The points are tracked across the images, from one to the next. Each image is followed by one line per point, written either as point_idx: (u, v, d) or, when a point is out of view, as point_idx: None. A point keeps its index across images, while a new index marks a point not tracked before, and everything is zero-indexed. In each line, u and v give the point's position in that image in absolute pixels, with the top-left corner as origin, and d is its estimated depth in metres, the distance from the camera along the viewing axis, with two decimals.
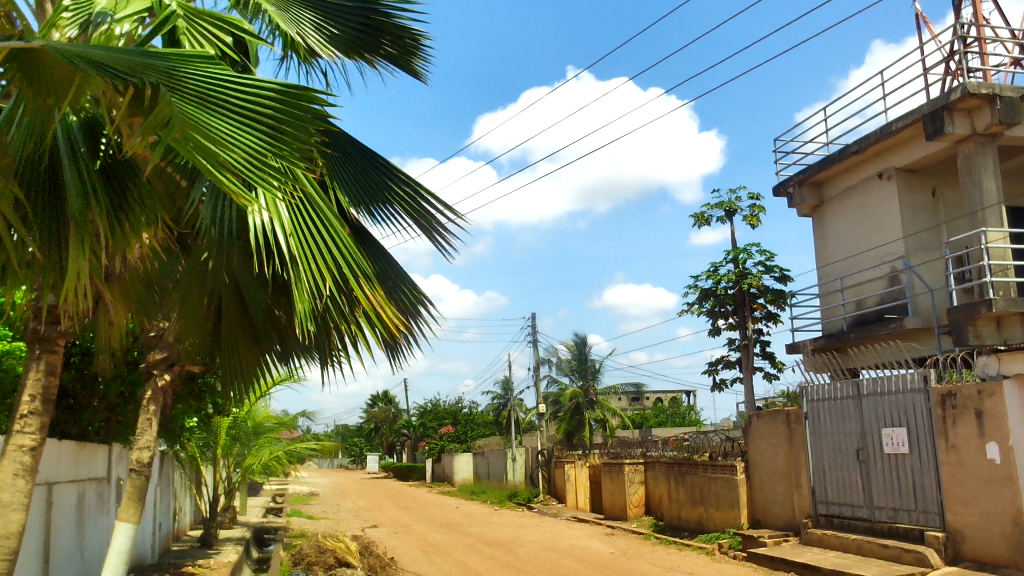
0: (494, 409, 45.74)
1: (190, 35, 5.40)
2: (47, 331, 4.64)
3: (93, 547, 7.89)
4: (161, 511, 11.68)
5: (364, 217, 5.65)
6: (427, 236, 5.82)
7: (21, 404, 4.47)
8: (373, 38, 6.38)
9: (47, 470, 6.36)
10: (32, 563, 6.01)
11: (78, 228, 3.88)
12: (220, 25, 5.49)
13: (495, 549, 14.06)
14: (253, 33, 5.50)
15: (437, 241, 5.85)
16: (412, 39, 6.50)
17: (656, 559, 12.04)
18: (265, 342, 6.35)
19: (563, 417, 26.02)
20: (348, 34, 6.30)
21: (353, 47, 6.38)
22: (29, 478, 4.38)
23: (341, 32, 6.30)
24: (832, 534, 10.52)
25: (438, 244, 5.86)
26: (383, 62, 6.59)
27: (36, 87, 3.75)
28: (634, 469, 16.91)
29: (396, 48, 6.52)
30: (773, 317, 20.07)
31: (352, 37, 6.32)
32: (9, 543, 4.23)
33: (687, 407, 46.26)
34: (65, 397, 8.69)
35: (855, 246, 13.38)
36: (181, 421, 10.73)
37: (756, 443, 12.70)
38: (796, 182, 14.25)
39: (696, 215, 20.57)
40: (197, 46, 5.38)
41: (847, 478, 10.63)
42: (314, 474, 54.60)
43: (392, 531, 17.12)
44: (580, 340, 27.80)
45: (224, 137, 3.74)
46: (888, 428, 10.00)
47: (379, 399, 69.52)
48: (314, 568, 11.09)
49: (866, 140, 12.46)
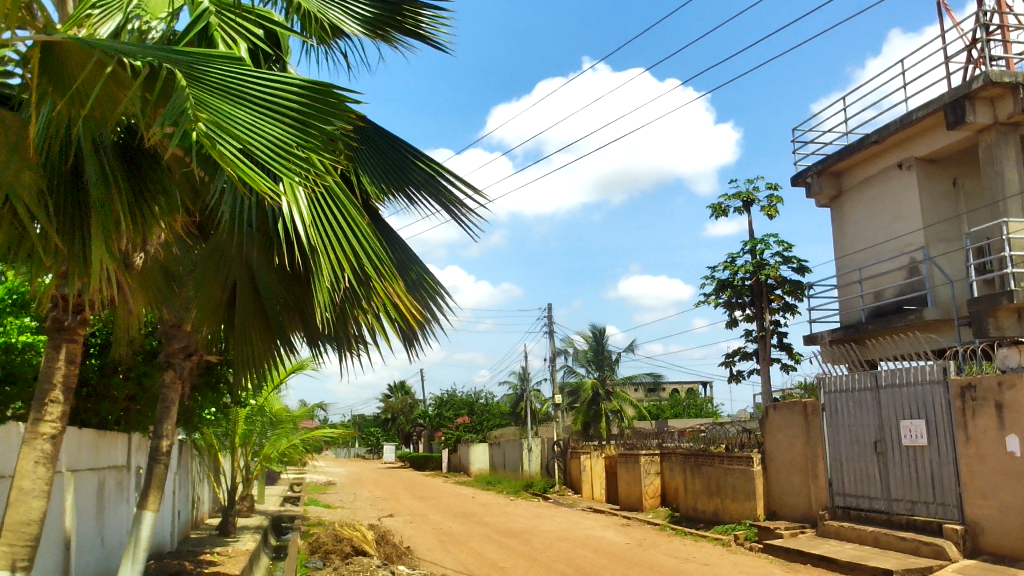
0: (510, 401, 45.79)
1: (221, 30, 5.30)
2: (68, 321, 4.65)
3: (114, 534, 8.01)
4: (180, 499, 11.87)
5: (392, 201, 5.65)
6: (449, 215, 5.74)
7: (40, 394, 4.49)
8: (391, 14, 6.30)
9: (68, 459, 6.45)
10: (53, 550, 6.08)
11: (101, 214, 3.95)
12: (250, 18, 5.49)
13: (510, 538, 14.11)
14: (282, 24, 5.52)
15: (458, 221, 5.75)
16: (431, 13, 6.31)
17: (671, 550, 12.01)
18: (279, 332, 6.43)
19: (581, 407, 26.00)
20: (375, 11, 6.31)
21: (375, 23, 6.35)
22: (50, 465, 4.42)
23: (367, 9, 6.34)
24: (849, 526, 10.48)
25: (463, 224, 5.75)
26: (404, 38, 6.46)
27: (63, 91, 3.78)
28: (650, 460, 16.87)
29: (412, 24, 6.37)
30: (791, 308, 19.97)
31: (374, 13, 6.31)
32: (31, 529, 4.29)
33: (704, 398, 46.50)
34: (84, 388, 8.83)
35: (873, 236, 13.30)
36: (199, 412, 10.88)
37: (773, 434, 12.63)
38: (815, 172, 14.11)
39: (713, 205, 20.54)
40: (230, 40, 5.34)
41: (865, 470, 10.56)
42: (331, 463, 55.29)
43: (407, 521, 17.19)
44: (597, 330, 27.75)
45: (249, 127, 3.75)
46: (907, 421, 9.92)
47: (395, 389, 70.01)
48: (331, 556, 11.23)
49: (885, 130, 12.34)
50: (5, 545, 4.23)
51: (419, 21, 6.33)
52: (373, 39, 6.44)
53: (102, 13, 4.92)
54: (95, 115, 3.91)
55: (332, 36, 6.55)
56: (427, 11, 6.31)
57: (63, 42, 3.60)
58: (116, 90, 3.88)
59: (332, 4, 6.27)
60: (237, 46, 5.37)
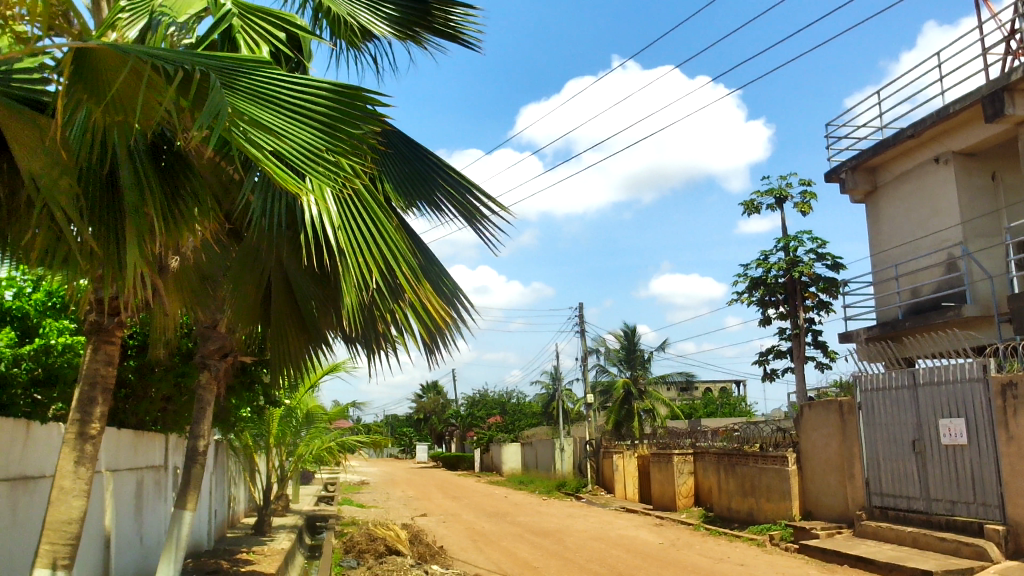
0: (542, 400, 45.75)
1: (244, 33, 5.35)
2: (106, 323, 4.73)
3: (152, 532, 8.14)
4: (216, 499, 12.02)
5: (416, 210, 5.67)
6: (471, 226, 5.74)
7: (81, 396, 4.58)
8: (419, 15, 6.31)
9: (107, 459, 6.56)
10: (93, 548, 6.18)
11: (135, 220, 4.00)
12: (274, 21, 5.49)
13: (543, 538, 14.09)
14: (306, 29, 5.50)
15: (479, 234, 5.75)
16: (459, 13, 6.32)
17: (705, 550, 11.93)
18: (314, 331, 6.53)
19: (613, 406, 25.92)
20: (403, 12, 6.32)
21: (403, 25, 6.37)
22: (90, 466, 4.49)
23: (395, 10, 6.36)
24: (887, 526, 10.32)
25: (484, 237, 5.75)
26: (433, 37, 6.47)
27: (98, 97, 3.83)
28: (683, 460, 16.76)
29: (441, 24, 6.37)
30: (826, 305, 19.73)
31: (402, 14, 6.33)
32: (71, 529, 4.36)
33: (738, 396, 46.11)
34: (122, 389, 8.99)
35: (909, 232, 13.10)
36: (234, 412, 11.01)
37: (808, 433, 12.48)
38: (848, 167, 13.91)
39: (745, 202, 20.36)
40: (252, 42, 5.37)
41: (903, 469, 10.40)
42: (364, 463, 55.63)
43: (440, 520, 17.24)
44: (628, 329, 27.62)
45: (279, 129, 3.77)
46: (946, 419, 9.75)
47: (427, 390, 70.31)
48: (365, 555, 11.31)
49: (921, 123, 12.14)
50: (47, 544, 4.30)
51: (448, 20, 6.34)
52: (402, 40, 6.46)
53: (131, 17, 5.01)
54: (129, 119, 3.94)
55: (362, 39, 6.58)
56: (455, 9, 6.31)
57: (98, 50, 3.64)
58: (150, 95, 3.90)
59: (359, 4, 6.29)
60: (259, 48, 5.39)
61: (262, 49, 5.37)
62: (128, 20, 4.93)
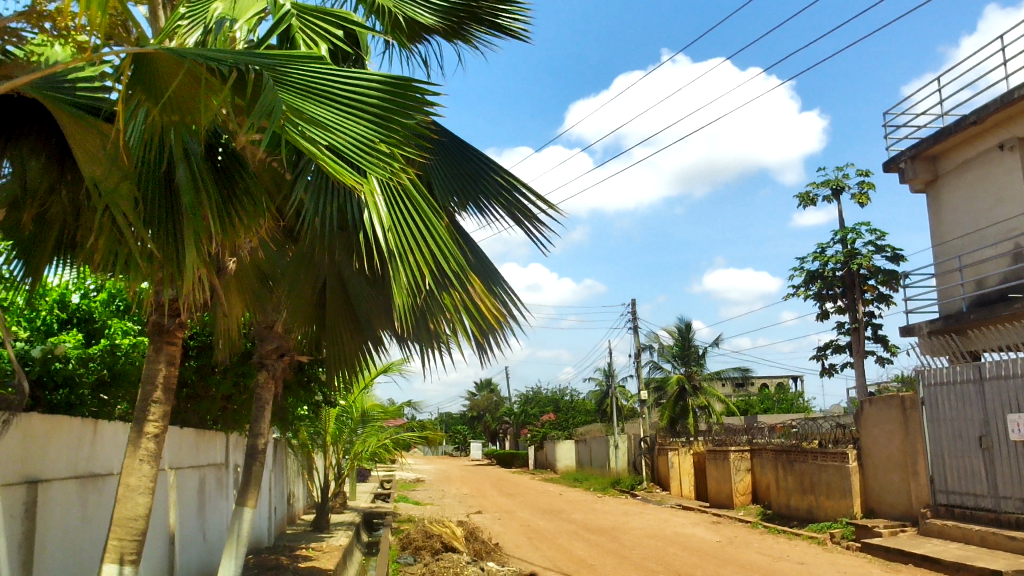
0: (595, 397, 45.63)
1: (302, 32, 5.41)
2: (166, 324, 4.84)
3: (215, 528, 8.33)
4: (276, 496, 12.23)
5: (465, 210, 5.67)
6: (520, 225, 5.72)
7: (146, 395, 4.69)
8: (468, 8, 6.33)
9: (170, 457, 6.72)
10: (158, 543, 6.35)
11: (192, 223, 4.09)
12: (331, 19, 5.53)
13: (599, 535, 14.03)
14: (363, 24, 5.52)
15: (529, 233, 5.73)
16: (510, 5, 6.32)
17: (765, 549, 11.75)
18: (368, 331, 6.61)
19: (667, 403, 25.69)
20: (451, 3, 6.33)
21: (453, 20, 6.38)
22: (153, 463, 4.60)
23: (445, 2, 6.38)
24: (953, 525, 10.05)
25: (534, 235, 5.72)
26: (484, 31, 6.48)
27: (155, 99, 3.89)
28: (740, 456, 16.54)
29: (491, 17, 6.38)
30: (886, 298, 19.27)
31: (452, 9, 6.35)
32: (137, 524, 4.47)
33: (795, 391, 45.39)
34: (184, 388, 9.20)
35: (973, 222, 12.73)
36: (292, 410, 11.19)
37: (868, 430, 12.21)
38: (908, 157, 13.55)
39: (801, 194, 19.99)
40: (311, 41, 5.42)
41: (969, 466, 10.10)
42: (419, 460, 56.12)
43: (495, 517, 17.30)
44: (683, 324, 27.34)
45: (332, 123, 3.81)
46: (1014, 414, 9.44)
47: (480, 387, 70.62)
48: (421, 552, 11.41)
49: (985, 110, 11.77)
50: (114, 540, 4.43)
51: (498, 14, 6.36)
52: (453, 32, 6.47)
53: (192, 23, 5.08)
54: (186, 120, 4.01)
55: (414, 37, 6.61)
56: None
57: (155, 55, 3.70)
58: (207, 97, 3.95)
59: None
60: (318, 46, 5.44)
61: (321, 47, 5.42)
62: (188, 24, 5.01)
